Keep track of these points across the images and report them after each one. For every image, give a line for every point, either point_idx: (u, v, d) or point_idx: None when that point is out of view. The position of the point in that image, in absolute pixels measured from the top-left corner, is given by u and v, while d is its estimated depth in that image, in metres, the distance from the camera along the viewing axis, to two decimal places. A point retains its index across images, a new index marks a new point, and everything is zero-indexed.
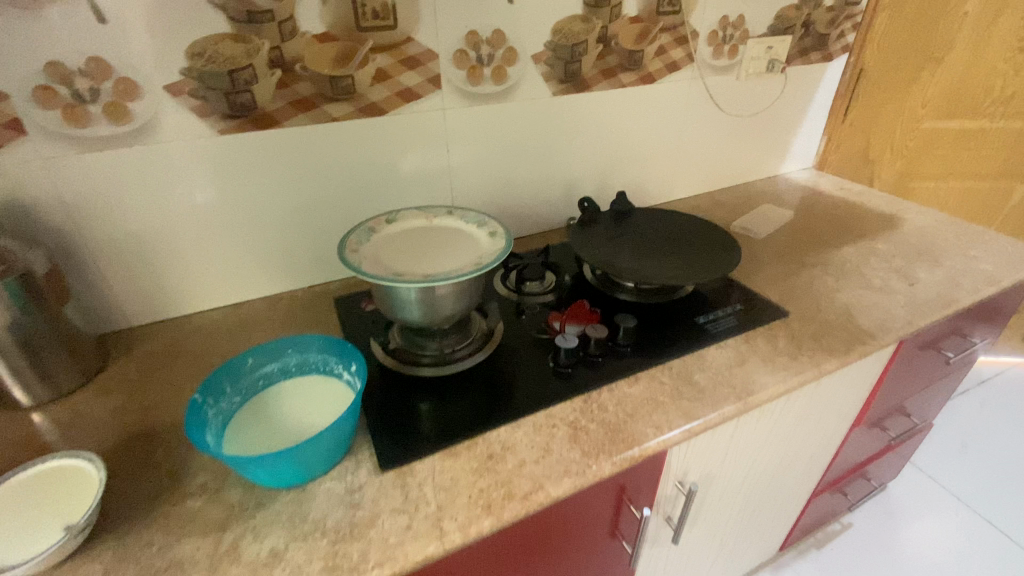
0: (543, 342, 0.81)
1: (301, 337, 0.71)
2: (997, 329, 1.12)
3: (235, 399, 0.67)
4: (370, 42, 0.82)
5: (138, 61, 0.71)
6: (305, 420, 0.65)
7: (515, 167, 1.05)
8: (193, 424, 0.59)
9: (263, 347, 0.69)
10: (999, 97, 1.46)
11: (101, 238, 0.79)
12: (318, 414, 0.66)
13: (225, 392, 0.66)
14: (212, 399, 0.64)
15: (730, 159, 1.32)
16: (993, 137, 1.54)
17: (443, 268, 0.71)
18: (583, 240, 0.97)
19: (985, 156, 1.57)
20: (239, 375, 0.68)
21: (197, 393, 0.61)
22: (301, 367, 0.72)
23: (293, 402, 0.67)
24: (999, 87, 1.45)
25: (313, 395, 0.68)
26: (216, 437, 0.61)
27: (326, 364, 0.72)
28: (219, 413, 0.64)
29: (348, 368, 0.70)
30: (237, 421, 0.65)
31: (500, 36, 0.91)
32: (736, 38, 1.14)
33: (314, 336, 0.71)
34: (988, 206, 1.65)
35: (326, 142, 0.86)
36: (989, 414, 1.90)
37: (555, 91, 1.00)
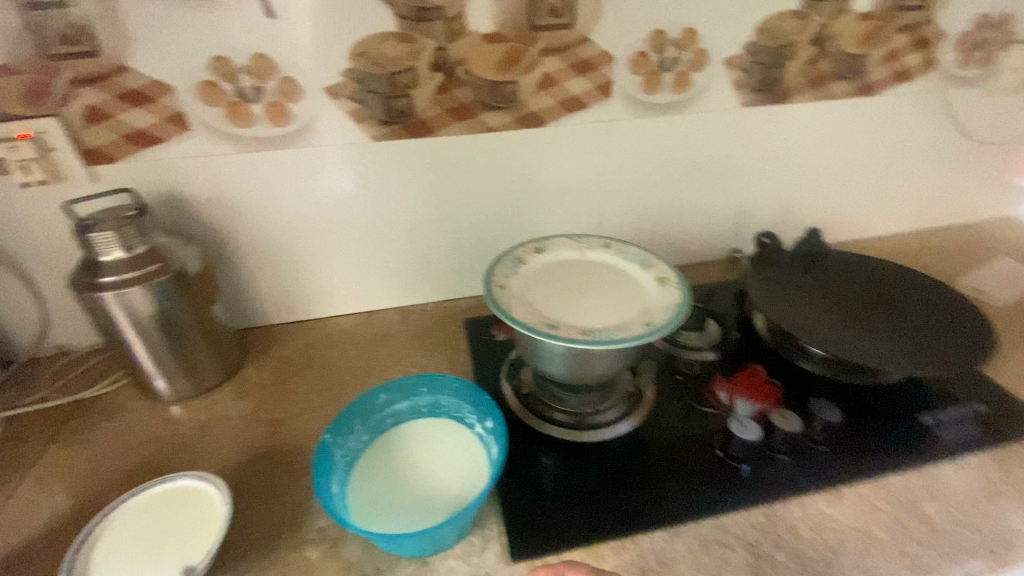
0: (705, 417, 0.65)
1: (435, 377, 0.64)
2: None
3: (364, 438, 0.62)
4: (540, 43, 0.71)
5: (303, 60, 0.67)
6: (433, 475, 0.59)
7: (681, 190, 0.89)
8: (321, 471, 0.54)
9: (396, 383, 0.63)
10: None
11: (249, 236, 0.78)
12: (449, 470, 0.59)
13: (354, 430, 0.61)
14: (341, 438, 0.59)
15: (953, 195, 1.04)
16: None
17: (601, 323, 0.58)
18: (765, 285, 0.78)
19: None
20: (370, 412, 0.63)
21: (328, 432, 0.57)
22: (432, 408, 0.66)
23: (422, 451, 0.61)
24: None
25: (442, 447, 0.61)
26: (341, 484, 0.57)
27: (458, 411, 0.65)
28: (346, 454, 0.59)
29: (482, 418, 0.62)
30: (362, 464, 0.60)
31: (690, 37, 0.75)
32: (998, 41, 0.87)
33: (448, 377, 0.63)
34: None
35: (477, 152, 0.78)
36: None
37: (745, 102, 0.83)
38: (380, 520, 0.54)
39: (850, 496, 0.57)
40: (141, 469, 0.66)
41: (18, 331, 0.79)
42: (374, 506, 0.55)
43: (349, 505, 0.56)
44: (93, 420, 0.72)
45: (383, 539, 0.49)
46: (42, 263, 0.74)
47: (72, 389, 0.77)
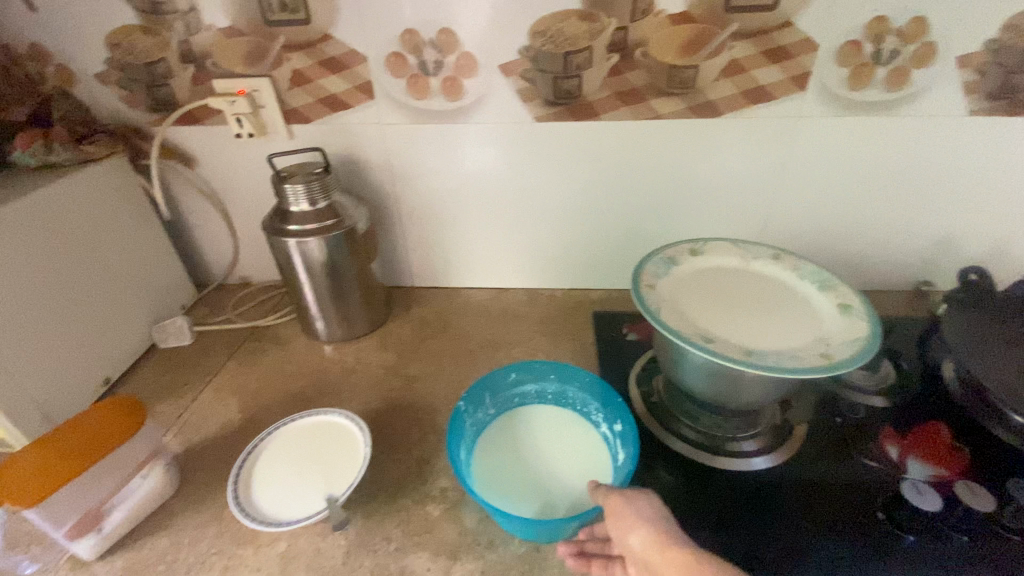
0: (865, 470, 0.58)
1: (567, 366, 0.64)
2: None
3: (490, 411, 0.65)
4: (733, 26, 0.65)
5: (484, 35, 0.68)
6: (555, 464, 0.59)
7: (870, 205, 0.77)
8: (453, 435, 0.57)
9: (528, 365, 0.65)
10: None
11: (407, 202, 0.83)
12: (571, 463, 0.59)
13: (485, 402, 0.64)
14: (472, 408, 0.62)
15: None
16: None
17: (766, 344, 0.52)
18: (987, 313, 0.63)
19: None
20: (499, 387, 0.65)
21: (463, 399, 0.60)
22: (557, 396, 0.67)
23: (544, 437, 0.62)
24: None
25: (564, 438, 0.62)
26: (467, 453, 0.59)
27: (584, 406, 0.65)
28: (475, 424, 0.62)
29: (610, 418, 0.61)
30: (487, 437, 0.62)
31: (921, 25, 0.64)
32: None
33: (580, 369, 0.63)
34: None
35: (640, 141, 0.74)
36: None
37: (979, 108, 0.68)
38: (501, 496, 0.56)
39: None
40: (297, 397, 0.74)
41: (217, 259, 0.93)
42: (496, 481, 0.57)
43: (472, 473, 0.58)
44: (263, 346, 0.83)
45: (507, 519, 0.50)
46: (241, 205, 0.86)
47: (251, 316, 0.89)
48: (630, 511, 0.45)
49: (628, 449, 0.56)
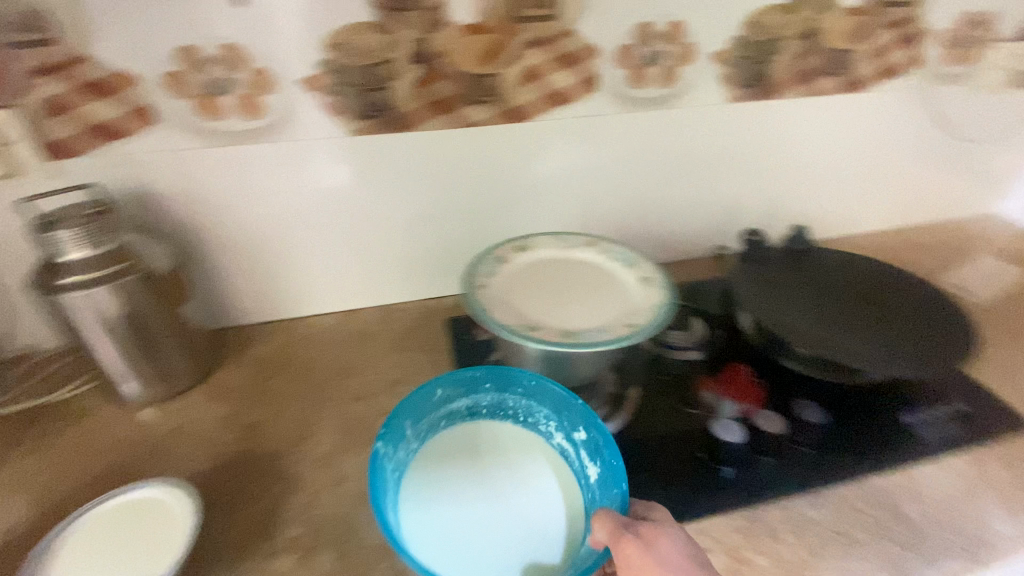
0: (690, 419, 0.65)
1: (501, 370, 0.62)
2: None
3: (413, 445, 0.60)
4: (523, 35, 0.69)
5: (275, 50, 0.64)
6: (517, 498, 0.57)
7: (668, 187, 0.88)
8: (377, 493, 0.51)
9: (453, 378, 0.62)
10: None
11: (222, 234, 0.75)
12: (535, 490, 0.58)
13: (406, 436, 0.59)
14: (392, 449, 0.57)
15: (937, 192, 1.04)
16: None
17: (586, 325, 0.56)
18: (749, 283, 0.78)
19: None
20: (421, 415, 0.61)
21: (379, 441, 0.55)
22: (492, 408, 0.64)
23: (497, 467, 0.59)
24: None
25: (514, 456, 0.60)
26: (395, 511, 0.54)
27: (526, 414, 0.64)
28: (396, 468, 0.57)
29: (568, 426, 0.61)
30: (420, 476, 0.58)
31: (677, 30, 0.74)
32: (981, 40, 0.88)
33: (521, 372, 0.62)
34: None
35: (459, 148, 0.76)
36: None
37: (733, 98, 0.82)
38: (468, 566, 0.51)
39: (834, 499, 0.57)
40: (107, 477, 0.63)
41: None
42: (454, 540, 0.53)
43: (420, 528, 0.53)
44: (58, 426, 0.70)
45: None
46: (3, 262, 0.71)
47: (38, 393, 0.74)
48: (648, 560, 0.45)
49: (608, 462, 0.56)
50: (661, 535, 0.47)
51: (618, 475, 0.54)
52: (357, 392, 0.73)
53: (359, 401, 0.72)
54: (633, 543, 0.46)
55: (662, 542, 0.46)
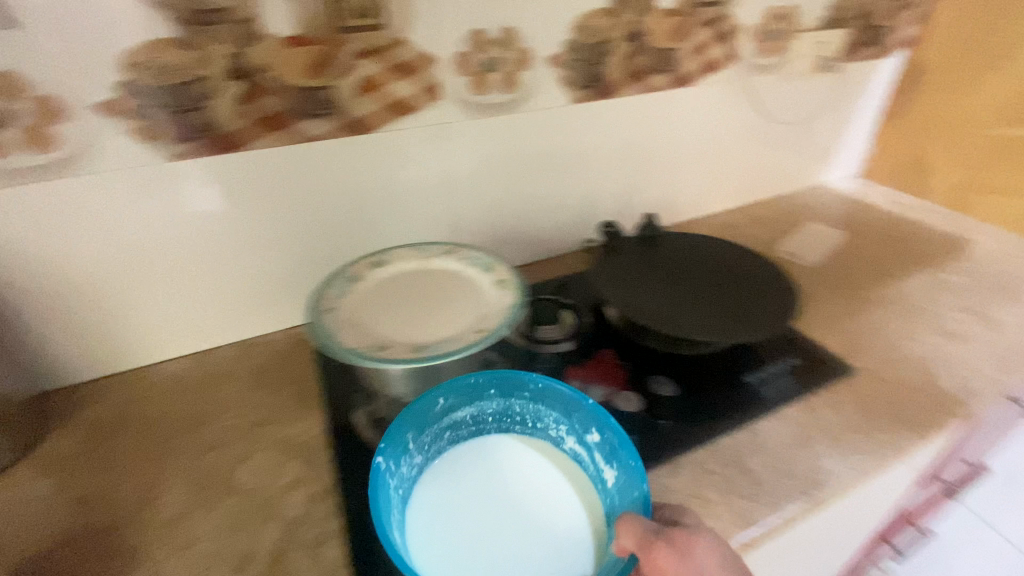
0: None
1: (504, 374, 0.61)
2: None
3: (415, 459, 0.59)
4: (352, 46, 0.67)
5: (58, 73, 0.57)
6: (533, 510, 0.55)
7: (528, 187, 0.91)
8: (377, 511, 0.49)
9: (456, 387, 0.61)
10: None
11: (28, 285, 0.66)
12: (553, 503, 0.56)
13: (408, 450, 0.58)
14: (393, 464, 0.56)
15: (769, 169, 1.17)
16: None
17: (439, 337, 0.56)
18: (607, 272, 0.82)
19: None
20: (424, 426, 0.60)
21: (377, 457, 0.54)
22: (501, 416, 0.63)
23: (518, 479, 0.58)
24: None
25: (526, 466, 0.59)
26: (399, 531, 0.52)
27: (536, 420, 0.63)
28: (399, 485, 0.56)
29: (579, 428, 0.60)
30: (425, 493, 0.57)
31: (510, 35, 0.76)
32: (783, 34, 0.99)
33: (526, 374, 0.61)
34: None
35: (302, 166, 0.72)
36: None
37: (575, 98, 0.86)
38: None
39: (691, 465, 0.62)
40: None
41: None
42: (457, 561, 0.51)
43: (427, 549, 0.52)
44: None
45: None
46: None
47: None
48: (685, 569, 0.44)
49: (625, 463, 0.55)
50: (696, 541, 0.46)
51: (638, 475, 0.53)
52: (214, 440, 0.67)
53: (214, 450, 0.66)
54: (666, 550, 0.45)
55: (698, 550, 0.46)
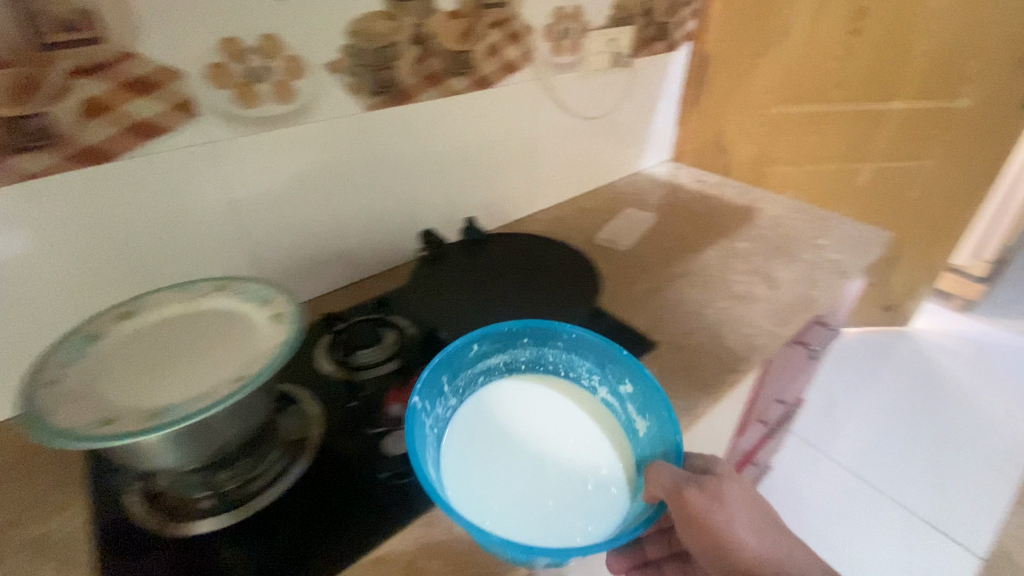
0: (374, 439, 0.64)
1: (537, 325, 0.68)
2: (847, 318, 1.14)
3: (449, 402, 0.66)
4: (62, 63, 0.57)
5: None
6: (559, 449, 0.62)
7: (335, 203, 0.86)
8: (415, 441, 0.54)
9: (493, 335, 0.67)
10: (838, 81, 1.48)
11: None
12: (582, 452, 0.62)
13: (443, 392, 0.65)
14: (428, 406, 0.62)
15: (588, 161, 1.23)
16: (838, 120, 1.56)
17: (183, 394, 0.49)
18: (423, 285, 0.82)
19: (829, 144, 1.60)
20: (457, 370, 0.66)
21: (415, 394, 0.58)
22: (532, 363, 0.71)
23: (550, 420, 0.66)
24: (835, 71, 1.46)
25: (556, 411, 0.66)
26: (435, 466, 0.58)
27: (567, 367, 0.71)
28: (434, 425, 0.62)
29: (611, 379, 0.67)
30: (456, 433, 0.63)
31: (274, 44, 0.70)
32: (575, 32, 1.03)
33: (561, 326, 0.68)
34: (838, 188, 1.68)
35: (24, 209, 0.60)
36: (859, 374, 1.90)
37: (366, 106, 0.82)
38: (500, 514, 0.55)
39: None
40: None
41: None
42: (489, 487, 0.57)
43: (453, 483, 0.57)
44: None
45: (512, 553, 0.47)
46: None
47: None
48: (714, 510, 0.51)
49: (657, 414, 0.60)
50: (723, 486, 0.53)
51: (670, 428, 0.58)
52: None
53: None
54: (698, 494, 0.51)
55: (727, 493, 0.53)
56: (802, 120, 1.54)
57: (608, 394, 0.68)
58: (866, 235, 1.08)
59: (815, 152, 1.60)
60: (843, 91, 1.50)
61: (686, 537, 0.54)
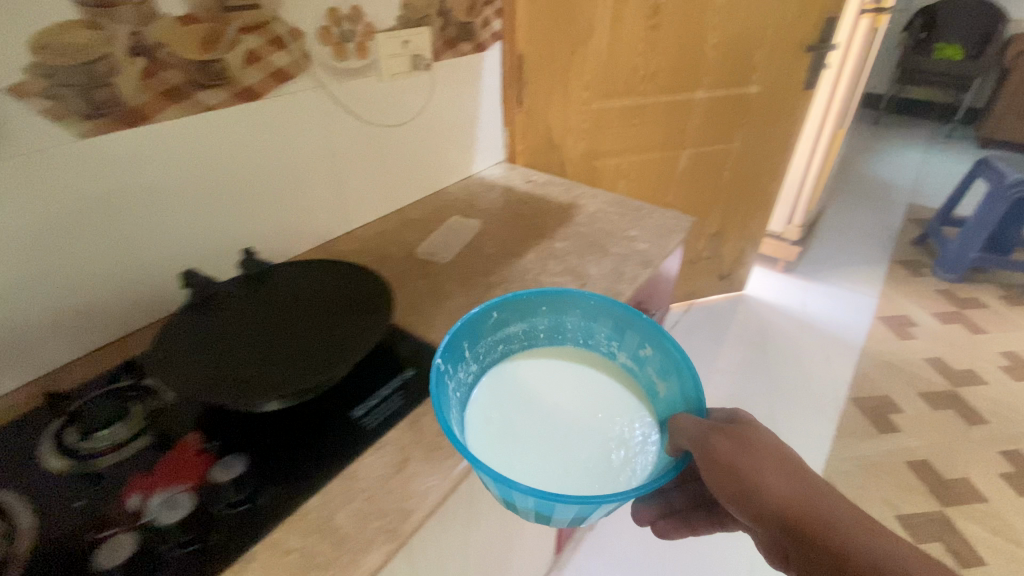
0: (99, 544, 0.52)
1: (554, 295, 0.81)
2: (666, 302, 1.21)
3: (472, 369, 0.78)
4: None
5: None
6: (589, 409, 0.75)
7: (63, 253, 0.71)
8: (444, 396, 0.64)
9: (512, 305, 0.79)
10: (648, 75, 1.56)
11: None
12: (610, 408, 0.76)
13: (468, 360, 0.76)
14: (452, 374, 0.72)
15: (406, 171, 1.16)
16: (654, 112, 1.65)
17: None
18: (189, 338, 0.70)
19: (649, 134, 1.70)
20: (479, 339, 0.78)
21: (438, 357, 0.68)
22: (552, 332, 0.86)
23: (573, 383, 0.79)
24: (644, 65, 1.54)
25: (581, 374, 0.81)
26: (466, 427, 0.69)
27: (587, 336, 0.85)
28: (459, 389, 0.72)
29: (629, 346, 0.81)
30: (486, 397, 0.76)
31: None
32: (359, 34, 0.95)
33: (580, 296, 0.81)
34: (663, 175, 1.81)
35: None
36: (704, 340, 2.07)
37: (83, 132, 0.68)
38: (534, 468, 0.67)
39: (266, 552, 0.52)
40: None
41: None
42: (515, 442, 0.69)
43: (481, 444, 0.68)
44: None
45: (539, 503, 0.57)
46: None
47: None
48: (740, 456, 0.59)
49: (675, 377, 0.73)
50: (749, 433, 0.61)
51: (689, 383, 0.69)
52: None
53: None
54: (725, 442, 0.59)
55: (754, 440, 0.61)
56: (621, 114, 1.62)
57: (627, 359, 0.82)
58: (670, 223, 1.15)
59: (637, 142, 1.70)
60: (654, 84, 1.59)
61: (712, 486, 0.61)
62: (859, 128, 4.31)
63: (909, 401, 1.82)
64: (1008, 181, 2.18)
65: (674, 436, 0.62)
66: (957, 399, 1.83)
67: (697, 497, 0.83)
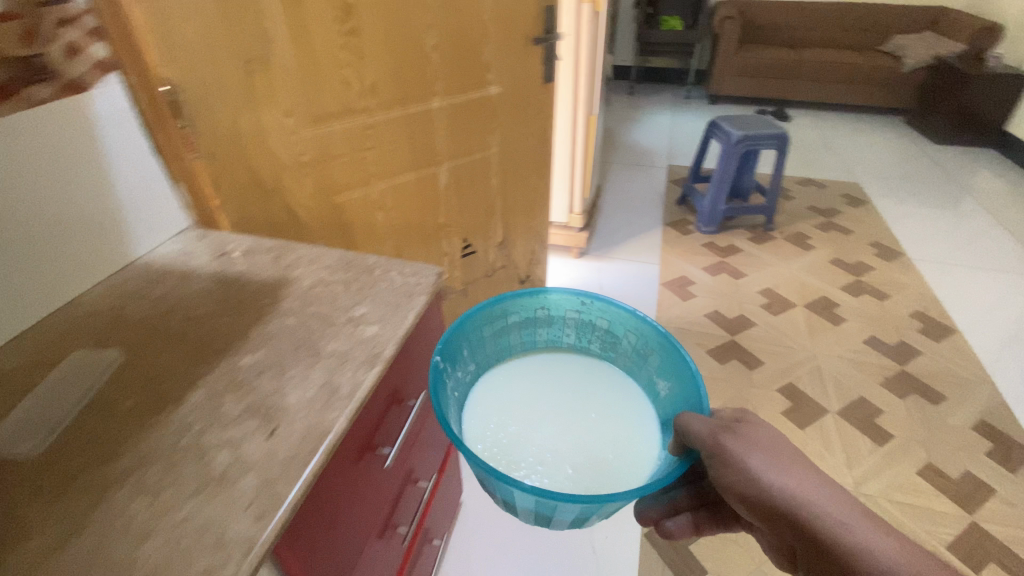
0: None
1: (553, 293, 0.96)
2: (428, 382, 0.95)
3: (469, 367, 0.92)
4: None
5: None
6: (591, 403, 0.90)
7: None
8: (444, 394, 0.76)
9: (511, 302, 0.94)
10: (364, 88, 1.30)
11: None
12: (612, 400, 0.91)
13: (466, 360, 0.90)
14: (453, 374, 0.85)
15: None
16: (388, 129, 1.40)
17: None
18: None
19: (391, 154, 1.44)
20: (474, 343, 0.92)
21: (437, 355, 0.78)
22: (554, 328, 1.01)
23: (575, 380, 0.95)
24: (355, 78, 1.27)
25: (582, 370, 0.97)
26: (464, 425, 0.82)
27: (583, 332, 1.01)
28: (459, 387, 0.86)
29: (630, 341, 0.95)
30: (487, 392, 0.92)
31: None
32: None
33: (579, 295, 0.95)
34: (423, 195, 1.58)
35: None
36: None
37: None
38: (539, 460, 0.80)
39: None
40: None
41: None
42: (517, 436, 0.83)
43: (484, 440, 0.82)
44: None
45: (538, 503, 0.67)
46: None
47: None
48: (747, 453, 0.63)
49: (673, 373, 0.85)
50: (756, 430, 0.65)
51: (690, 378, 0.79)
52: None
53: None
54: (734, 439, 0.64)
55: (760, 437, 0.65)
56: (348, 137, 1.33)
57: (629, 358, 0.97)
58: (409, 283, 0.87)
59: (380, 166, 1.43)
60: (376, 98, 1.33)
61: (718, 487, 0.65)
62: (620, 99, 4.70)
63: (704, 362, 1.91)
64: (733, 138, 2.44)
65: (684, 433, 0.67)
66: (741, 347, 1.98)
67: (701, 495, 0.80)
